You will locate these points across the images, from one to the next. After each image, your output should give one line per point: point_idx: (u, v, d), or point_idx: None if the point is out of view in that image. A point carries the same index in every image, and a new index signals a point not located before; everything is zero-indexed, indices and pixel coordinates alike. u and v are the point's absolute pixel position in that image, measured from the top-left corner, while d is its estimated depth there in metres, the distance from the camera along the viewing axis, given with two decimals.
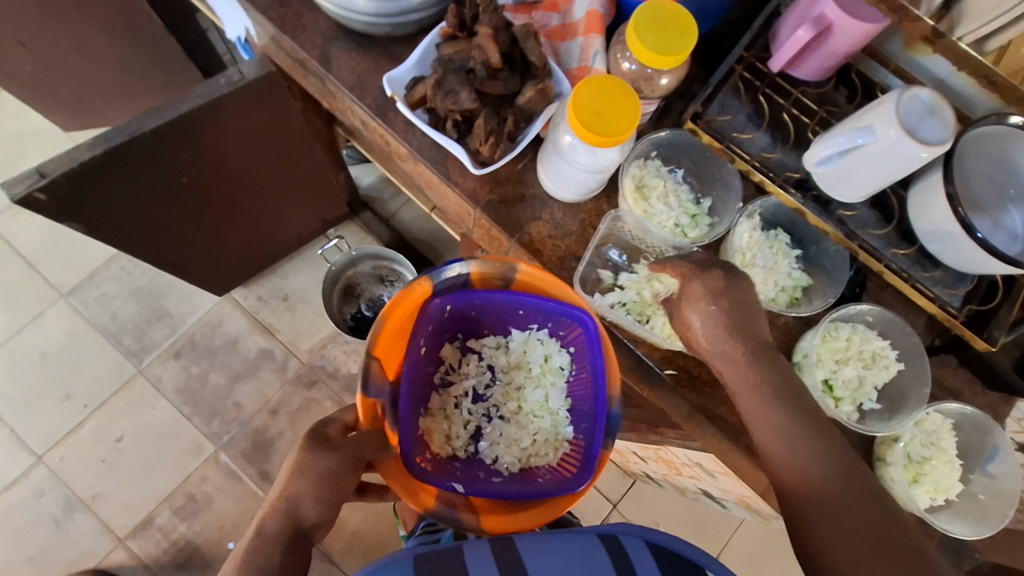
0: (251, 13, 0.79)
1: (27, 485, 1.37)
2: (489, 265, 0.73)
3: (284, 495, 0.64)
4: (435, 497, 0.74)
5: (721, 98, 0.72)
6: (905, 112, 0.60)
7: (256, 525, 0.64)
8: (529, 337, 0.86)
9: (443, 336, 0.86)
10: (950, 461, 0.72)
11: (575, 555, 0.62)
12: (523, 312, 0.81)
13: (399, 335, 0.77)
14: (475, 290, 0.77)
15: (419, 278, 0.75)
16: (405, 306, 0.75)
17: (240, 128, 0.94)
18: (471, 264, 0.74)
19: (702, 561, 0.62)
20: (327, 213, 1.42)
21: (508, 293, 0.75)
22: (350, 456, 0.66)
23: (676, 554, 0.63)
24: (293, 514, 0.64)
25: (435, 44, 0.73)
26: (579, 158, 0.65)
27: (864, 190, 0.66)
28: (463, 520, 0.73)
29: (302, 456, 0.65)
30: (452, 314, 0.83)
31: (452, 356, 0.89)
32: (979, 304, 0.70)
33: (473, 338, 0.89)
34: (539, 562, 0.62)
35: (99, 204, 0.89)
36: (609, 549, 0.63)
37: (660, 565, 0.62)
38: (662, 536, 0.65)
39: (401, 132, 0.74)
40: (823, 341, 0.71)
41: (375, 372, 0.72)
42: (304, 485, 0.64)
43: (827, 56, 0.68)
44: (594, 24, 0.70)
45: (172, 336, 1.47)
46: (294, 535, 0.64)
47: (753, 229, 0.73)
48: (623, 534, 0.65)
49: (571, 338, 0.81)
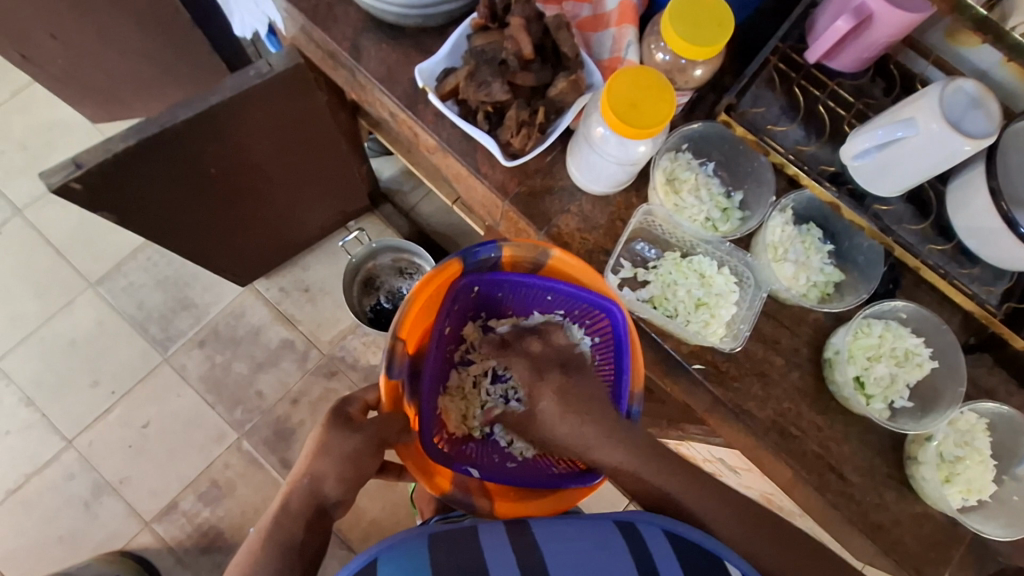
0: (282, 6, 0.80)
1: (57, 469, 1.41)
2: (522, 248, 0.73)
3: (306, 472, 0.65)
4: (450, 482, 0.74)
5: (755, 91, 0.71)
6: (948, 105, 0.59)
7: (280, 500, 0.65)
8: (553, 323, 0.86)
9: (466, 314, 0.86)
10: (984, 461, 0.71)
11: (591, 539, 0.62)
12: (552, 299, 0.81)
13: (423, 313, 0.77)
14: (504, 272, 0.77)
15: (451, 258, 0.76)
16: (432, 284, 0.74)
17: (267, 120, 0.94)
18: (504, 246, 0.74)
19: (721, 552, 0.63)
20: (348, 205, 1.43)
21: (536, 278, 0.76)
22: (373, 437, 0.67)
23: (693, 543, 0.64)
24: (316, 491, 0.65)
25: (466, 35, 0.72)
26: (610, 151, 0.65)
27: (901, 184, 0.65)
28: (476, 505, 0.73)
29: (325, 434, 0.67)
30: (479, 295, 0.83)
31: (474, 334, 0.88)
32: (1018, 302, 0.68)
33: (496, 318, 0.89)
34: (554, 546, 0.61)
35: (133, 195, 0.91)
36: (627, 536, 0.63)
37: (677, 558, 0.62)
38: (682, 527, 0.65)
39: (430, 124, 0.74)
40: (855, 337, 0.70)
41: (399, 352, 0.72)
42: (328, 464, 0.65)
43: (867, 47, 0.67)
44: (627, 14, 0.69)
45: (197, 325, 1.50)
46: (317, 512, 0.65)
47: (786, 223, 0.72)
48: (639, 521, 0.65)
49: (596, 329, 0.80)
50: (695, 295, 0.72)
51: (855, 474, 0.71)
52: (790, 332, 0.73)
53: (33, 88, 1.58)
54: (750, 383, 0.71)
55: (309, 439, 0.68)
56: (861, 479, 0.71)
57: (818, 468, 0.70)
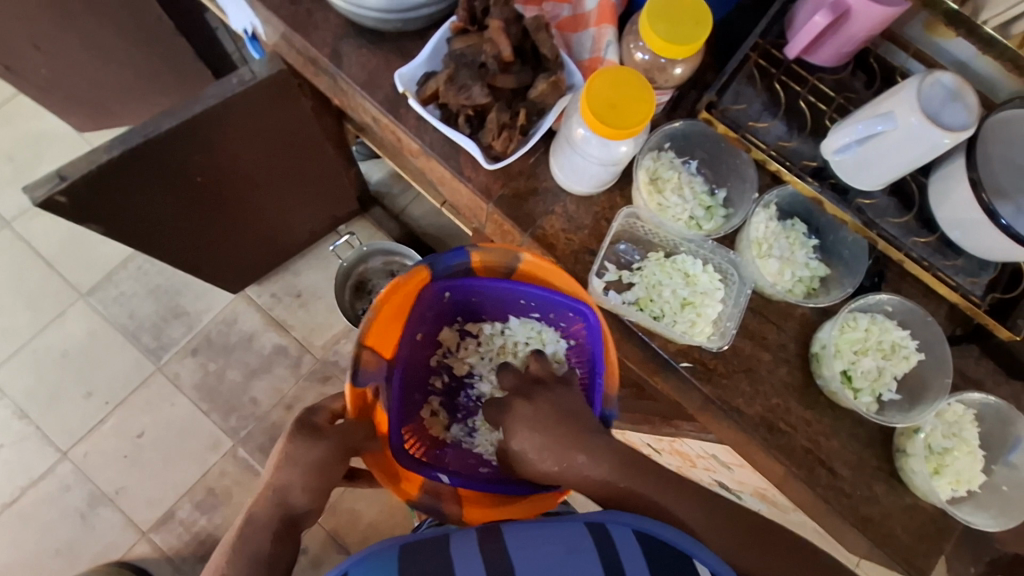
0: (261, 13, 0.79)
1: (52, 481, 1.40)
2: (491, 253, 0.73)
3: (271, 484, 0.64)
4: (419, 487, 0.74)
5: (735, 88, 0.71)
6: (926, 98, 0.59)
7: (245, 514, 0.65)
8: (527, 324, 0.88)
9: (442, 320, 0.89)
10: (973, 452, 0.71)
11: (557, 548, 0.62)
12: (525, 301, 0.82)
13: (394, 319, 0.78)
14: (475, 278, 0.79)
15: (419, 265, 0.76)
16: (401, 292, 0.75)
17: (250, 127, 0.94)
18: (472, 253, 0.75)
19: (691, 550, 0.61)
20: (338, 210, 1.42)
21: (508, 282, 0.76)
22: (338, 445, 0.67)
23: (664, 542, 0.61)
24: (283, 503, 0.64)
25: (446, 39, 0.72)
26: (592, 151, 0.65)
27: (883, 177, 0.65)
28: (445, 511, 0.73)
29: (289, 445, 0.66)
30: (453, 300, 0.85)
31: (450, 339, 0.91)
32: (1002, 293, 0.69)
33: (472, 322, 0.91)
34: (522, 554, 0.61)
35: (117, 206, 0.91)
36: (594, 540, 0.62)
37: (646, 557, 0.61)
38: (654, 526, 0.62)
39: (412, 128, 0.74)
40: (841, 331, 0.71)
41: (365, 360, 0.73)
42: (293, 475, 0.64)
43: (845, 41, 0.67)
44: (606, 14, 0.69)
45: (189, 334, 1.49)
46: (286, 522, 0.64)
47: (769, 220, 0.73)
48: (611, 523, 0.63)
49: (572, 330, 0.81)
50: (680, 295, 0.73)
51: (844, 468, 0.71)
52: (777, 328, 0.73)
53: (19, 100, 1.57)
54: (738, 380, 0.71)
55: (274, 451, 0.67)
56: (851, 473, 0.71)
57: (808, 463, 0.71)
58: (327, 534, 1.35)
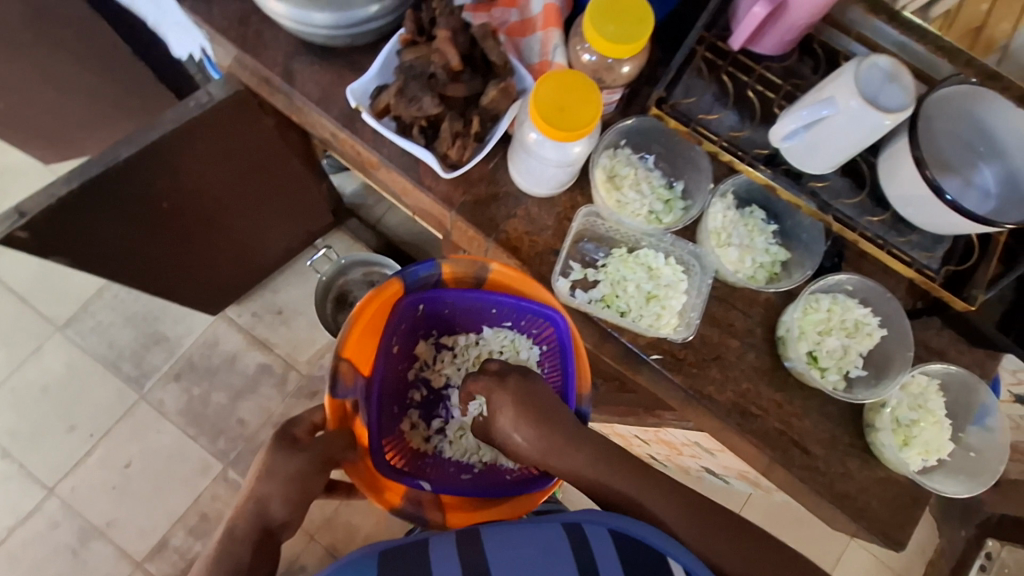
0: (211, 37, 0.79)
1: (41, 518, 1.39)
2: (460, 264, 0.75)
3: (252, 496, 0.64)
4: (401, 496, 0.75)
5: (685, 82, 0.72)
6: (863, 81, 0.60)
7: (225, 526, 0.64)
8: (500, 334, 0.90)
9: (417, 333, 0.90)
10: (939, 422, 0.73)
11: (535, 547, 0.64)
12: (496, 311, 0.84)
13: (370, 332, 0.78)
14: (446, 290, 0.80)
15: (391, 277, 0.77)
16: (375, 304, 0.76)
17: (213, 151, 0.94)
18: (442, 264, 0.77)
19: (666, 549, 0.63)
20: (312, 224, 1.42)
21: (479, 292, 0.78)
22: (318, 456, 0.66)
23: (639, 542, 0.64)
24: (262, 514, 0.64)
25: (396, 51, 0.72)
26: (547, 154, 0.65)
27: (832, 160, 0.66)
28: (429, 518, 0.74)
29: (269, 457, 0.66)
30: (425, 313, 0.86)
31: (426, 352, 0.93)
32: (957, 264, 0.70)
33: (446, 335, 0.93)
34: (500, 554, 0.64)
35: (82, 239, 0.90)
36: (572, 540, 0.64)
37: (621, 558, 0.63)
38: (627, 524, 0.65)
39: (369, 142, 0.74)
40: (804, 314, 0.72)
41: (344, 372, 0.73)
42: (272, 486, 0.64)
43: (787, 30, 0.68)
44: (552, 18, 0.70)
45: (171, 359, 1.48)
46: (263, 535, 0.64)
47: (726, 209, 0.74)
48: (587, 522, 0.66)
49: (542, 336, 0.83)
50: (644, 289, 0.74)
51: (817, 446, 0.72)
52: (743, 314, 0.74)
53: None
54: (708, 368, 0.72)
55: (254, 462, 0.67)
56: (824, 451, 0.72)
57: (782, 445, 0.72)
58: (325, 549, 1.35)
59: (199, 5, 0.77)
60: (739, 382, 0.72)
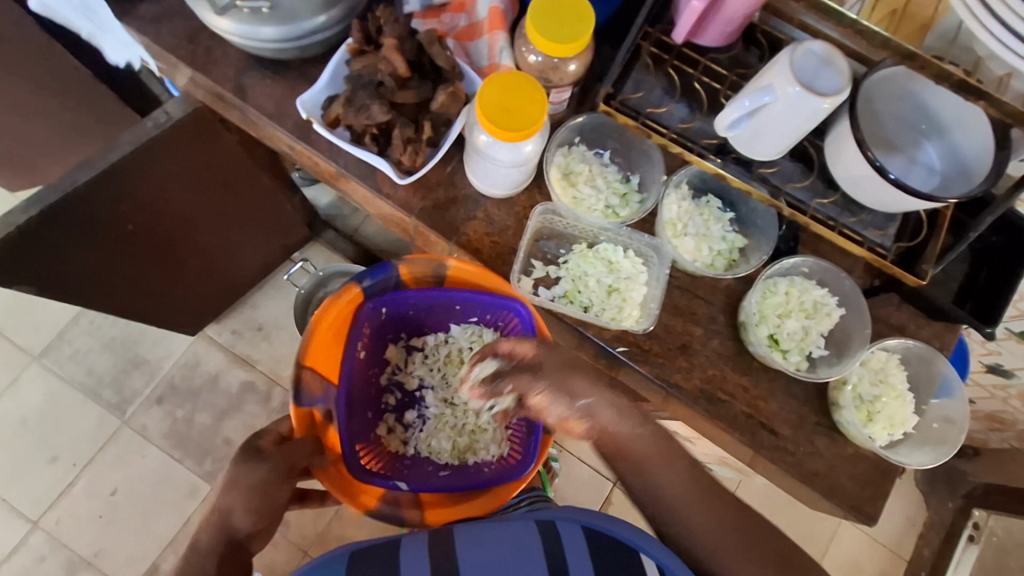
0: (163, 58, 0.80)
1: (26, 553, 1.37)
2: (418, 263, 0.78)
3: (215, 509, 0.63)
4: (377, 498, 0.77)
5: (634, 76, 0.73)
6: (798, 68, 0.62)
7: (192, 541, 0.64)
8: (468, 330, 0.91)
9: (385, 337, 0.91)
10: (900, 396, 0.75)
11: (507, 544, 0.65)
12: (460, 306, 0.85)
13: (334, 340, 0.79)
14: (407, 290, 0.81)
15: (348, 283, 0.79)
16: (333, 312, 0.77)
17: (176, 172, 0.93)
18: (399, 266, 0.78)
19: (639, 545, 0.64)
20: (288, 238, 1.41)
21: (441, 289, 0.80)
22: (282, 463, 0.67)
23: (610, 538, 0.65)
24: (225, 525, 0.63)
25: (344, 61, 0.73)
26: (499, 155, 0.66)
27: (777, 145, 0.67)
28: (406, 517, 0.76)
29: (232, 469, 0.65)
30: (390, 316, 0.87)
31: (396, 356, 0.93)
32: (908, 241, 0.72)
33: (415, 336, 0.93)
34: (472, 553, 0.65)
35: (45, 265, 0.89)
36: (545, 536, 0.65)
37: (592, 554, 0.64)
38: (598, 520, 0.66)
39: (325, 152, 0.75)
40: (763, 297, 0.74)
41: (307, 381, 0.74)
42: (235, 498, 0.63)
43: (727, 21, 0.69)
44: (496, 22, 0.71)
45: (152, 383, 1.47)
46: (230, 547, 0.64)
47: (682, 199, 0.76)
48: (560, 519, 0.67)
49: (509, 328, 0.84)
50: (605, 283, 0.75)
51: (785, 427, 0.73)
52: (706, 302, 0.75)
53: None
54: (673, 357, 0.73)
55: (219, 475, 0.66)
56: (792, 431, 0.73)
57: (750, 428, 0.72)
58: None
59: (147, 26, 0.78)
60: (705, 369, 0.73)
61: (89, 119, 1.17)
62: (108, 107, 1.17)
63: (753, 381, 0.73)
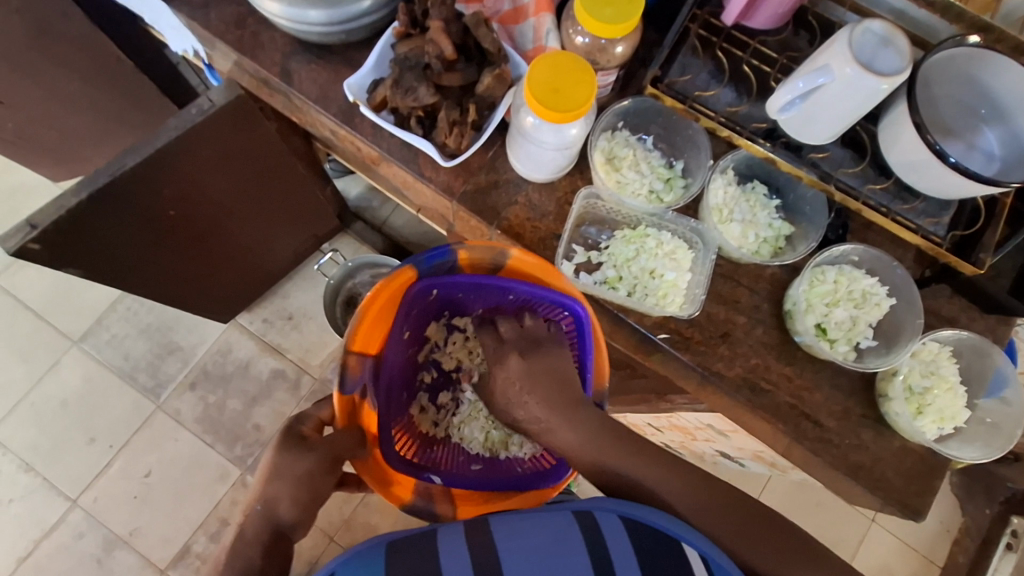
0: (209, 43, 0.81)
1: (66, 530, 1.41)
2: (477, 250, 0.73)
3: (260, 496, 0.64)
4: (411, 490, 0.77)
5: (681, 60, 0.72)
6: (858, 46, 0.60)
7: (237, 528, 0.64)
8: None
9: (427, 316, 0.90)
10: (952, 388, 0.73)
11: (547, 535, 0.65)
12: (514, 299, 0.82)
13: (380, 322, 0.78)
14: (461, 276, 0.78)
15: (402, 265, 0.76)
16: (383, 295, 0.75)
17: (217, 160, 0.94)
18: (458, 251, 0.74)
19: (679, 534, 0.63)
20: (319, 229, 1.42)
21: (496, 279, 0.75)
22: (327, 454, 0.67)
23: (650, 527, 0.64)
24: (271, 514, 0.64)
25: (390, 45, 0.73)
26: (545, 138, 0.66)
27: (831, 129, 0.66)
28: (439, 511, 0.76)
29: (276, 457, 0.66)
30: (438, 297, 0.86)
31: (437, 334, 0.93)
32: (964, 229, 0.70)
33: (458, 316, 0.93)
34: (510, 545, 0.64)
35: (94, 250, 0.92)
36: (582, 526, 0.65)
37: (631, 541, 0.63)
38: (636, 508, 0.65)
39: (369, 136, 0.75)
40: (811, 286, 0.72)
41: (352, 366, 0.73)
42: (282, 486, 0.64)
43: (780, 2, 0.68)
44: (543, 2, 0.71)
45: (185, 368, 1.50)
46: (274, 535, 0.64)
47: (728, 184, 0.75)
48: (598, 509, 0.66)
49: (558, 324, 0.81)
50: (643, 266, 0.74)
51: (830, 420, 0.71)
52: (750, 290, 0.73)
53: None
54: (715, 345, 0.72)
55: (261, 463, 0.67)
56: (837, 424, 0.71)
57: (794, 418, 0.71)
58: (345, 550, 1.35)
59: (196, 10, 0.79)
60: (750, 357, 0.72)
61: (132, 108, 1.19)
62: (150, 96, 1.19)
63: (797, 372, 0.72)
